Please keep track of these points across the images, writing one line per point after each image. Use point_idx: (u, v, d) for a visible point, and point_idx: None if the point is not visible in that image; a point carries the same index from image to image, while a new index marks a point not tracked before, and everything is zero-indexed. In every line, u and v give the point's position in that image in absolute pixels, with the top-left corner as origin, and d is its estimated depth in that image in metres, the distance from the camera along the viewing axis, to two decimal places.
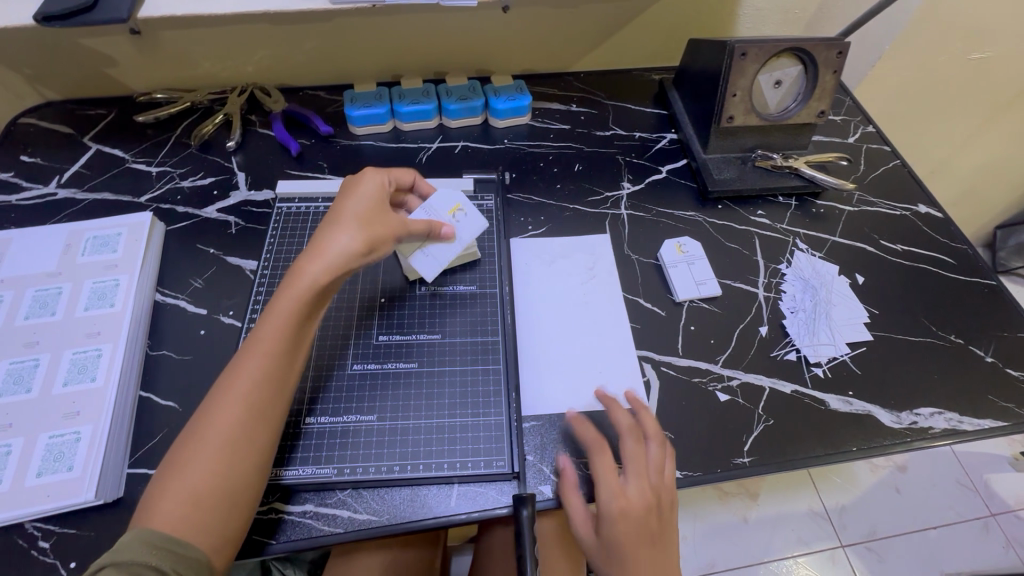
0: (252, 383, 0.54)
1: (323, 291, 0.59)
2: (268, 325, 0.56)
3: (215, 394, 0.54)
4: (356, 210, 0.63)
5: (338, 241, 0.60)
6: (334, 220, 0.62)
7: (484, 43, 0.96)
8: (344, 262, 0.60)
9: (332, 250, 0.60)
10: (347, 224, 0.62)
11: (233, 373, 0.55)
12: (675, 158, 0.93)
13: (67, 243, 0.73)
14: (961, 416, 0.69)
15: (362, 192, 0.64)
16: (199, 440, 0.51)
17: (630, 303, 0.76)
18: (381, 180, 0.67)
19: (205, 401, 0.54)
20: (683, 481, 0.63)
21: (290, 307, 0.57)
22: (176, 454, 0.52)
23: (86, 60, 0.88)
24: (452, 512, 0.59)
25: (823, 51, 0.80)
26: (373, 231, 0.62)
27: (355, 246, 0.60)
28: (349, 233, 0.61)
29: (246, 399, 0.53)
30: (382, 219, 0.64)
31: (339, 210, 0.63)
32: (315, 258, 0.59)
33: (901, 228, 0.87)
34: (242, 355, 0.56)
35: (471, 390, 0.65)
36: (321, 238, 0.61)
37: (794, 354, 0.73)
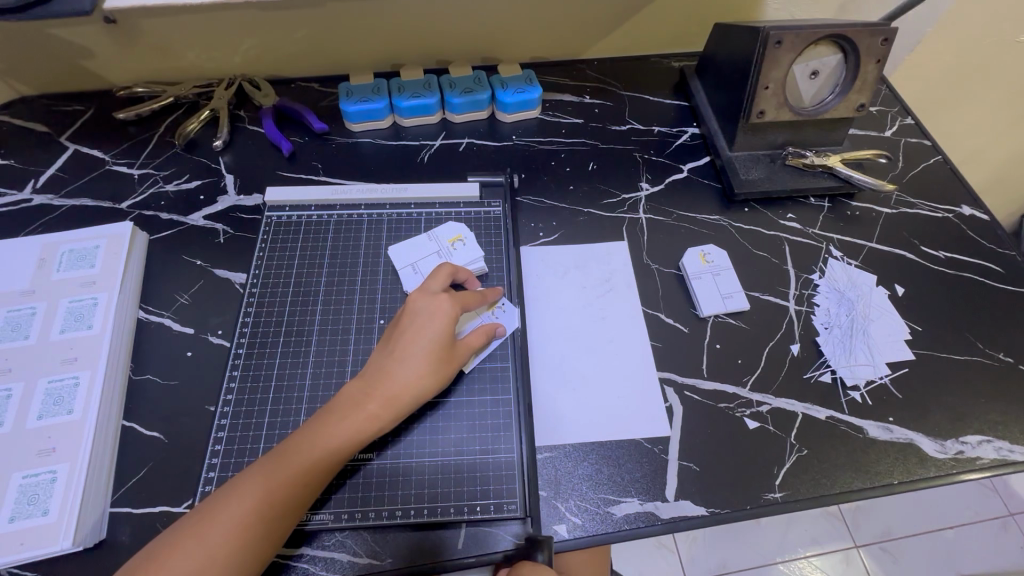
0: (272, 499, 0.49)
1: (374, 432, 0.55)
2: (314, 442, 0.52)
3: (236, 489, 0.50)
4: (431, 342, 0.57)
5: (408, 380, 0.56)
6: (404, 347, 0.57)
7: (489, 29, 0.88)
8: (407, 405, 0.56)
9: (398, 389, 0.55)
10: (416, 358, 0.56)
11: (259, 479, 0.50)
12: (698, 155, 0.86)
13: (40, 257, 0.68)
14: (1011, 445, 0.63)
15: (438, 319, 0.58)
16: (203, 536, 0.47)
17: (649, 319, 0.70)
18: (457, 303, 0.60)
19: (224, 493, 0.50)
20: (709, 518, 0.58)
21: (342, 436, 0.53)
22: (178, 538, 0.47)
23: (59, 51, 0.81)
24: (460, 557, 0.55)
25: (868, 38, 0.72)
26: (443, 374, 0.58)
27: (422, 389, 0.56)
28: (422, 373, 0.56)
29: (266, 512, 0.49)
30: (452, 357, 0.59)
31: (414, 336, 0.57)
32: (380, 393, 0.55)
33: (943, 233, 0.80)
34: (277, 460, 0.51)
35: (479, 424, 0.61)
36: (388, 365, 0.57)
37: (828, 376, 0.67)
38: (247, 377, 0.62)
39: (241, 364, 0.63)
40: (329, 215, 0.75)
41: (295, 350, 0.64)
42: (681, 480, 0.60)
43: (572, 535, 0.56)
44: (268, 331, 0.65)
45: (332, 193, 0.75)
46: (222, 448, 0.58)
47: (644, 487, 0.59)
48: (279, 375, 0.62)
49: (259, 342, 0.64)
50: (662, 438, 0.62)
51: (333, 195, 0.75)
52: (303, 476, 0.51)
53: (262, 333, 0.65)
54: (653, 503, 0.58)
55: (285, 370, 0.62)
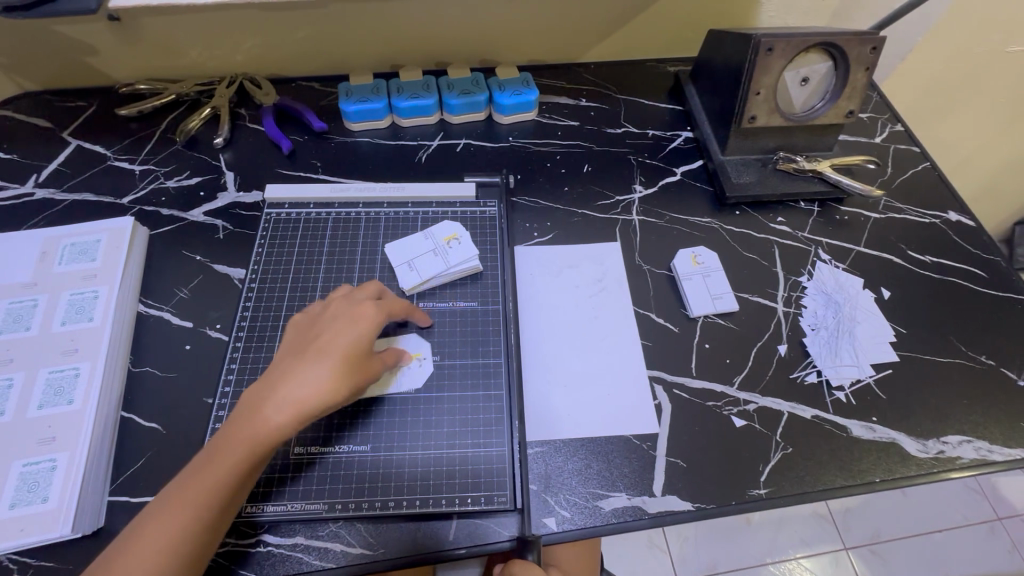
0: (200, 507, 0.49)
1: (287, 435, 0.52)
2: (229, 446, 0.50)
3: (158, 505, 0.49)
4: (343, 345, 0.55)
5: (313, 384, 0.52)
6: (314, 351, 0.54)
7: (488, 32, 0.90)
8: (312, 411, 0.52)
9: (300, 394, 0.52)
10: (326, 360, 0.53)
11: (183, 492, 0.49)
12: (691, 159, 0.87)
13: (42, 251, 0.69)
14: (991, 445, 0.65)
15: (355, 323, 0.56)
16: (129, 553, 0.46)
17: (640, 319, 0.72)
18: (380, 308, 0.59)
19: (149, 508, 0.49)
20: (695, 513, 0.60)
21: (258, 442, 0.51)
22: (115, 550, 0.47)
23: (63, 47, 0.82)
24: (451, 548, 0.56)
25: (857, 46, 0.73)
26: (354, 378, 0.54)
27: (330, 393, 0.52)
28: (331, 375, 0.53)
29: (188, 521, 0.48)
30: (365, 362, 0.56)
31: (326, 340, 0.55)
32: (285, 396, 0.52)
33: (930, 237, 0.81)
34: (195, 471, 0.50)
35: (471, 419, 0.62)
36: (296, 369, 0.53)
37: (814, 376, 0.68)
38: (244, 371, 0.63)
39: (238, 358, 0.64)
40: (327, 212, 0.76)
41: None
42: (668, 476, 0.61)
43: (562, 528, 0.58)
44: (266, 325, 0.66)
45: (330, 191, 0.77)
46: None
47: (632, 482, 0.61)
48: None
49: (257, 337, 0.65)
50: (650, 435, 0.63)
51: (332, 193, 0.76)
52: (222, 484, 0.50)
53: (260, 327, 0.66)
54: (641, 497, 0.60)
55: None
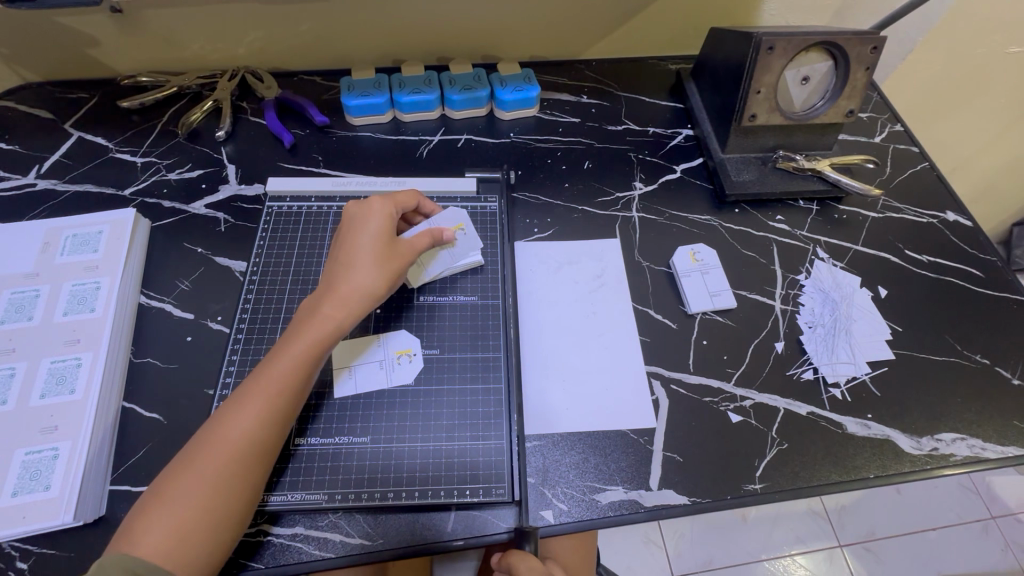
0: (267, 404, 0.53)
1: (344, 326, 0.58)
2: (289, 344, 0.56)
3: (207, 433, 0.51)
4: (372, 241, 0.62)
5: (360, 278, 0.59)
6: (351, 253, 0.61)
7: (490, 28, 0.90)
8: (365, 301, 0.59)
9: (351, 289, 0.59)
10: (368, 255, 0.61)
11: (250, 393, 0.53)
12: (691, 156, 0.88)
13: (45, 241, 0.69)
14: (984, 442, 0.66)
15: (374, 222, 0.63)
16: (190, 472, 0.49)
17: (639, 315, 0.72)
18: (388, 205, 0.65)
19: (197, 439, 0.52)
20: (691, 508, 0.60)
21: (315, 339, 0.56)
22: (192, 452, 0.51)
23: (65, 39, 0.82)
24: (449, 539, 0.57)
25: (857, 46, 0.73)
26: (392, 266, 0.62)
27: (377, 283, 0.60)
28: (371, 269, 0.60)
29: (243, 438, 0.51)
30: (398, 252, 0.63)
31: (358, 241, 0.62)
32: (334, 297, 0.58)
33: (928, 237, 0.82)
34: (243, 392, 0.53)
35: (470, 411, 0.63)
36: (342, 270, 0.60)
37: (810, 373, 0.69)
38: (245, 363, 0.63)
39: (240, 349, 0.64)
40: (328, 206, 0.76)
41: None
42: (665, 470, 0.62)
43: (559, 521, 0.58)
44: (267, 318, 0.66)
45: (332, 185, 0.77)
46: None
47: (628, 476, 0.61)
48: None
49: (257, 329, 0.66)
50: (647, 430, 0.64)
51: (333, 187, 0.77)
52: (270, 401, 0.53)
53: (260, 319, 0.66)
54: (637, 491, 0.60)
55: None
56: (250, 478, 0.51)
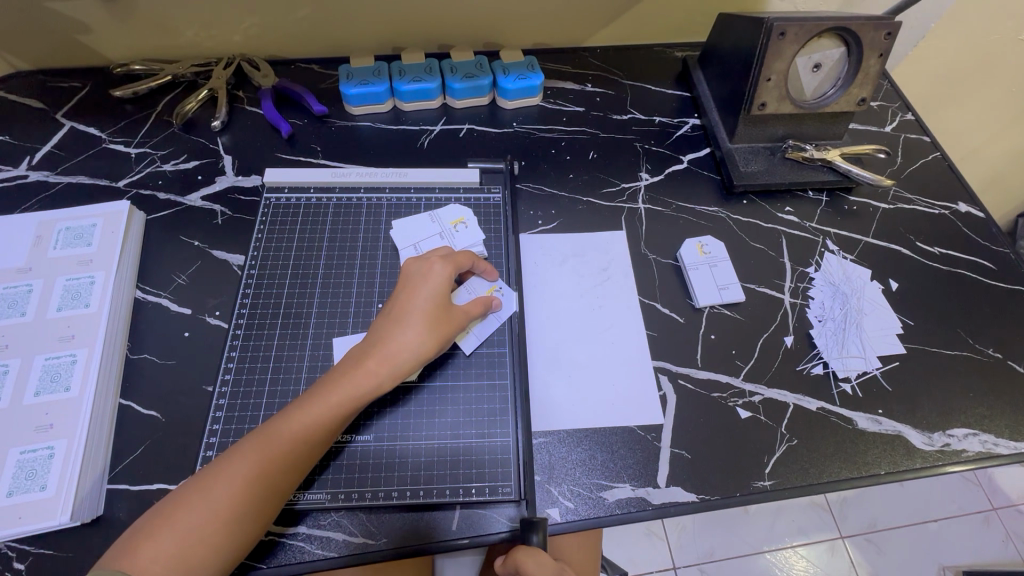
0: (301, 441, 0.51)
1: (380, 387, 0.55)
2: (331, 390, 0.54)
3: (227, 462, 0.50)
4: (427, 302, 0.58)
5: (407, 340, 0.56)
6: (399, 314, 0.58)
7: (492, 14, 0.87)
8: (407, 364, 0.56)
9: (395, 349, 0.56)
10: (415, 320, 0.57)
11: (284, 424, 0.52)
12: (698, 147, 0.86)
13: (37, 234, 0.68)
14: (997, 438, 0.64)
15: (431, 281, 0.60)
16: (202, 500, 0.47)
17: (646, 309, 0.71)
18: (449, 266, 0.62)
19: (216, 465, 0.50)
20: (699, 505, 0.59)
21: (354, 393, 0.54)
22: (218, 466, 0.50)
23: (54, 25, 0.80)
24: (453, 537, 0.56)
25: (871, 32, 0.71)
26: (442, 331, 0.58)
27: (423, 348, 0.57)
28: (421, 332, 0.57)
29: (264, 476, 0.49)
30: (449, 315, 0.59)
31: (409, 301, 0.59)
32: (378, 352, 0.56)
33: (939, 229, 0.80)
34: (270, 429, 0.52)
35: (476, 409, 0.61)
36: (389, 329, 0.57)
37: (820, 368, 0.68)
38: (245, 358, 0.62)
39: (238, 345, 0.63)
40: (328, 197, 0.75)
41: (292, 333, 0.64)
42: (673, 467, 0.61)
43: (564, 518, 0.57)
44: (267, 314, 0.65)
45: (331, 175, 0.75)
46: (220, 426, 0.58)
47: (636, 472, 0.60)
48: (277, 358, 0.62)
49: (257, 324, 0.64)
50: (655, 426, 0.63)
51: (332, 178, 0.75)
52: (298, 444, 0.51)
53: (260, 315, 0.65)
54: (644, 488, 0.59)
55: (283, 354, 0.63)
56: (258, 520, 0.49)
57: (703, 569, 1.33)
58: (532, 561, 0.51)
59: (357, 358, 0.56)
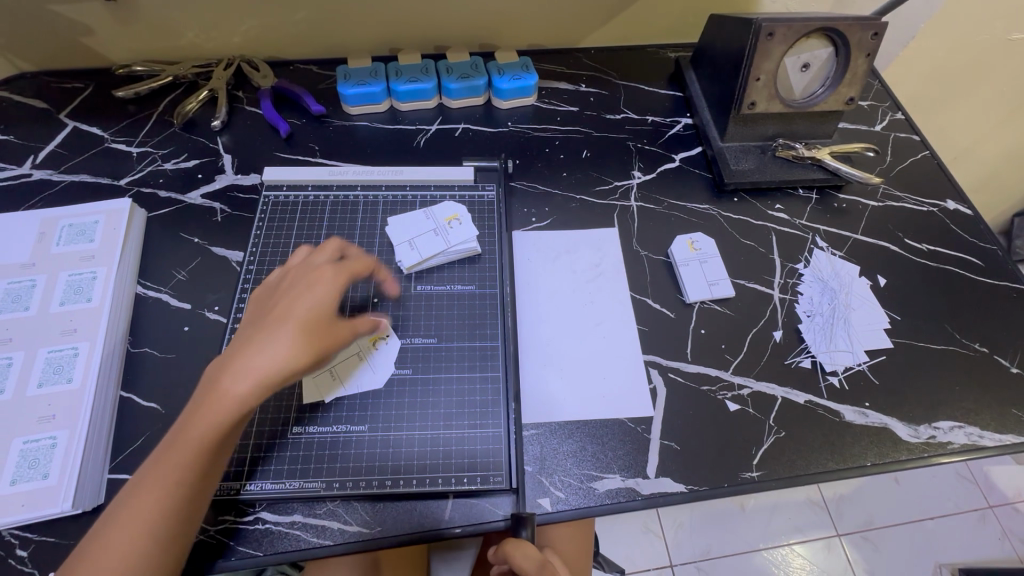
0: (193, 457, 0.46)
1: (257, 403, 0.47)
2: (208, 406, 0.46)
3: (114, 518, 0.45)
4: (304, 311, 0.50)
5: (272, 353, 0.47)
6: (272, 322, 0.50)
7: (487, 16, 0.89)
8: (271, 383, 0.47)
9: (257, 364, 0.47)
10: (289, 328, 0.49)
11: (173, 444, 0.46)
12: (690, 145, 0.87)
13: (40, 231, 0.69)
14: (982, 430, 0.66)
15: (316, 289, 0.52)
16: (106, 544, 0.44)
17: (637, 304, 0.72)
18: (339, 275, 0.54)
19: (102, 525, 0.45)
20: (688, 495, 0.60)
21: (233, 405, 0.46)
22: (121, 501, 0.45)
23: (59, 27, 0.82)
24: (446, 526, 0.57)
25: (858, 32, 0.73)
26: (317, 344, 0.49)
27: (291, 364, 0.47)
28: (293, 343, 0.48)
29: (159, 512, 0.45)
30: (331, 329, 0.50)
31: (287, 308, 0.51)
32: (238, 368, 0.47)
33: (927, 226, 0.81)
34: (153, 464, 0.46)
35: (467, 400, 0.63)
36: (256, 338, 0.48)
37: (809, 361, 0.69)
38: None
39: (236, 339, 0.64)
40: (325, 195, 0.76)
41: None
42: (662, 459, 0.62)
43: (555, 508, 0.58)
44: None
45: (329, 173, 0.76)
46: None
47: (626, 464, 0.61)
48: None
49: None
50: (644, 418, 0.64)
51: (330, 176, 0.76)
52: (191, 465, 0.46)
53: None
54: (634, 479, 0.60)
55: None
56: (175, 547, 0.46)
57: (699, 567, 1.33)
58: (518, 552, 0.52)
59: (215, 381, 0.47)
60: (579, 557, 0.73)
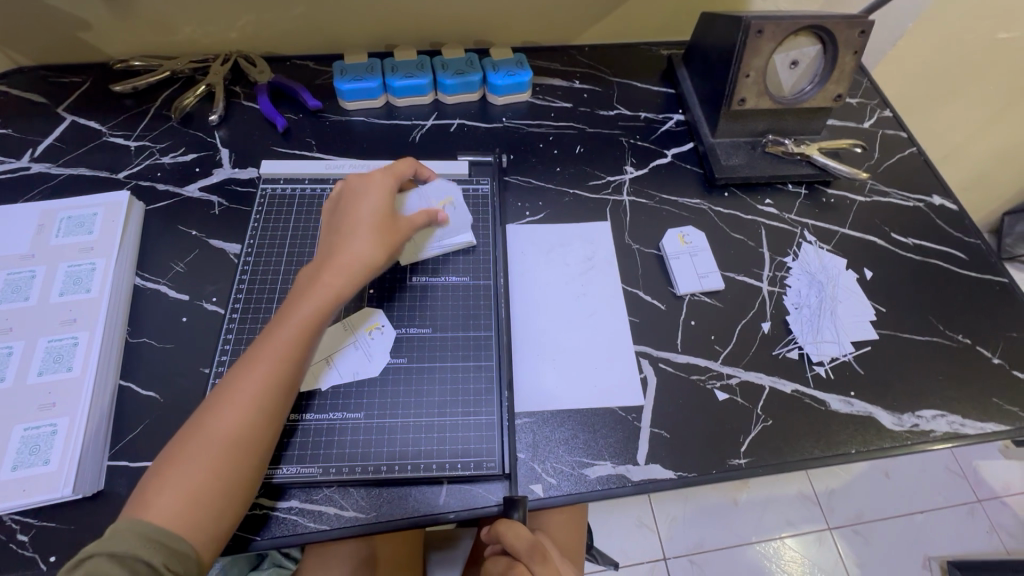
0: (281, 360, 0.54)
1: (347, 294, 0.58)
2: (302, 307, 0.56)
3: (204, 418, 0.51)
4: (371, 213, 0.62)
5: (357, 249, 0.59)
6: (347, 227, 0.61)
7: (482, 13, 0.90)
8: (363, 270, 0.59)
9: (348, 258, 0.59)
10: (361, 228, 0.61)
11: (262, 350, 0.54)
12: (682, 141, 0.89)
13: (40, 223, 0.70)
14: (963, 419, 0.67)
15: (373, 193, 0.63)
16: (202, 437, 0.50)
17: (629, 296, 0.73)
18: (389, 177, 0.66)
19: (193, 425, 0.51)
20: (677, 481, 0.62)
21: (319, 308, 0.56)
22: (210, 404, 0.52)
23: (56, 22, 0.82)
24: (440, 510, 0.58)
25: (845, 30, 0.74)
26: (389, 237, 0.62)
27: (374, 254, 0.60)
28: (368, 240, 0.60)
29: (239, 421, 0.51)
30: (396, 224, 0.63)
31: (354, 215, 0.62)
32: (331, 264, 0.58)
33: (913, 220, 0.83)
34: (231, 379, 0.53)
35: (462, 388, 0.64)
36: (340, 241, 0.60)
37: (796, 352, 0.70)
38: (240, 341, 0.64)
39: (234, 329, 0.65)
40: (321, 188, 0.77)
41: None
42: (652, 446, 0.63)
43: (548, 494, 0.60)
44: (262, 299, 0.67)
45: (325, 167, 0.77)
46: None
47: (616, 451, 0.63)
48: None
49: (252, 309, 0.67)
50: (635, 407, 0.65)
51: (326, 169, 0.77)
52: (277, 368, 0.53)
53: (255, 300, 0.67)
54: (624, 466, 0.62)
55: None
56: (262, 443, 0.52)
57: (692, 560, 1.35)
58: (510, 532, 0.53)
59: (306, 286, 0.58)
60: (575, 545, 0.75)
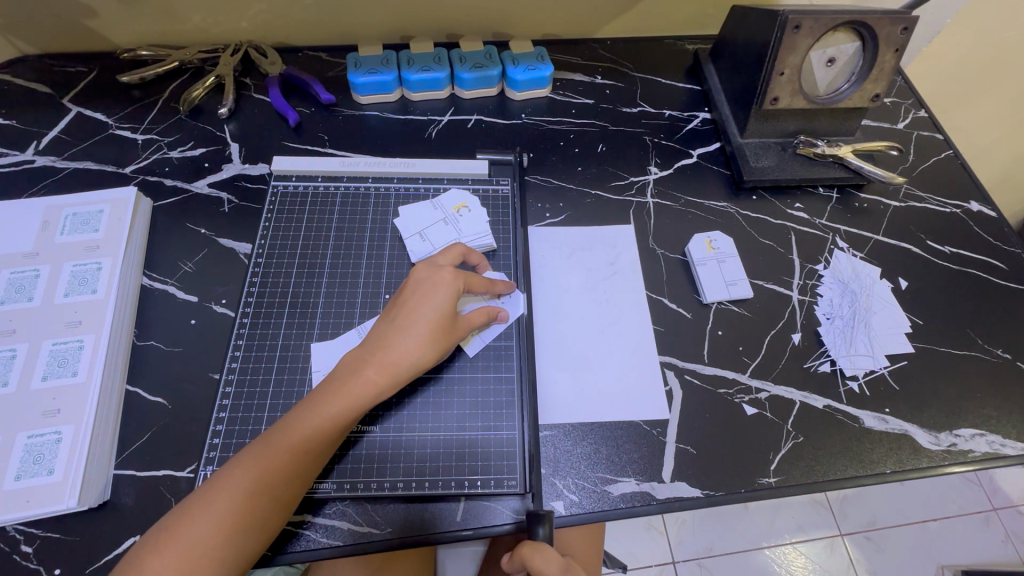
0: (298, 450, 0.51)
1: (382, 395, 0.55)
2: (331, 401, 0.53)
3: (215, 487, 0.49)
4: (432, 312, 0.56)
5: (407, 348, 0.55)
6: (400, 319, 0.57)
7: (502, 4, 0.86)
8: (406, 372, 0.55)
9: (395, 357, 0.55)
10: (414, 327, 0.56)
11: (282, 434, 0.51)
12: (708, 141, 0.85)
13: (44, 220, 0.68)
14: (1004, 439, 0.64)
15: (440, 290, 0.57)
16: (207, 511, 0.47)
17: (653, 303, 0.70)
18: (459, 277, 0.59)
19: (203, 491, 0.49)
20: (703, 500, 0.59)
21: (348, 407, 0.53)
22: (224, 474, 0.50)
23: (62, 9, 0.79)
24: (457, 528, 0.56)
25: (887, 26, 0.70)
26: (443, 343, 0.57)
27: (422, 358, 0.56)
28: (419, 345, 0.55)
29: (255, 498, 0.49)
30: (454, 327, 0.58)
31: (413, 308, 0.57)
32: (377, 359, 0.55)
33: (950, 228, 0.80)
34: (258, 449, 0.51)
35: (482, 401, 0.62)
36: (389, 334, 0.56)
37: (828, 365, 0.67)
38: (251, 347, 0.62)
39: (245, 334, 0.63)
40: (335, 186, 0.74)
41: (300, 320, 0.64)
42: (678, 463, 0.61)
43: (569, 511, 0.57)
44: (273, 303, 0.65)
45: (340, 164, 0.75)
46: (227, 415, 0.58)
47: (641, 467, 0.60)
48: (283, 347, 0.62)
49: (263, 313, 0.64)
50: (660, 421, 0.63)
51: (340, 166, 0.75)
52: (295, 454, 0.51)
53: (267, 303, 0.65)
54: (649, 483, 0.59)
55: (290, 343, 0.63)
56: (265, 527, 0.49)
57: (701, 564, 1.33)
58: (540, 556, 0.51)
59: (340, 377, 0.54)
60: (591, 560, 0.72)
